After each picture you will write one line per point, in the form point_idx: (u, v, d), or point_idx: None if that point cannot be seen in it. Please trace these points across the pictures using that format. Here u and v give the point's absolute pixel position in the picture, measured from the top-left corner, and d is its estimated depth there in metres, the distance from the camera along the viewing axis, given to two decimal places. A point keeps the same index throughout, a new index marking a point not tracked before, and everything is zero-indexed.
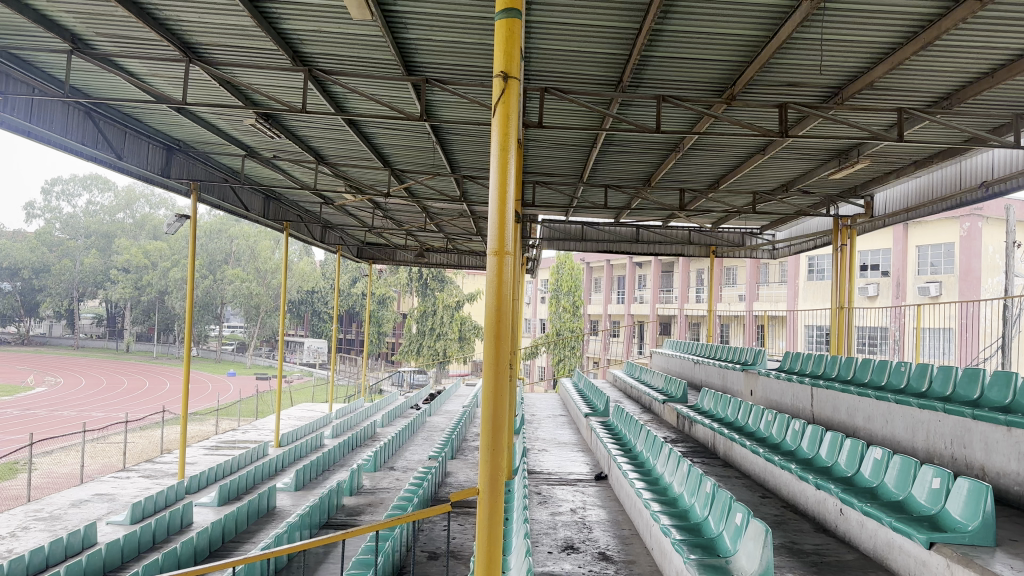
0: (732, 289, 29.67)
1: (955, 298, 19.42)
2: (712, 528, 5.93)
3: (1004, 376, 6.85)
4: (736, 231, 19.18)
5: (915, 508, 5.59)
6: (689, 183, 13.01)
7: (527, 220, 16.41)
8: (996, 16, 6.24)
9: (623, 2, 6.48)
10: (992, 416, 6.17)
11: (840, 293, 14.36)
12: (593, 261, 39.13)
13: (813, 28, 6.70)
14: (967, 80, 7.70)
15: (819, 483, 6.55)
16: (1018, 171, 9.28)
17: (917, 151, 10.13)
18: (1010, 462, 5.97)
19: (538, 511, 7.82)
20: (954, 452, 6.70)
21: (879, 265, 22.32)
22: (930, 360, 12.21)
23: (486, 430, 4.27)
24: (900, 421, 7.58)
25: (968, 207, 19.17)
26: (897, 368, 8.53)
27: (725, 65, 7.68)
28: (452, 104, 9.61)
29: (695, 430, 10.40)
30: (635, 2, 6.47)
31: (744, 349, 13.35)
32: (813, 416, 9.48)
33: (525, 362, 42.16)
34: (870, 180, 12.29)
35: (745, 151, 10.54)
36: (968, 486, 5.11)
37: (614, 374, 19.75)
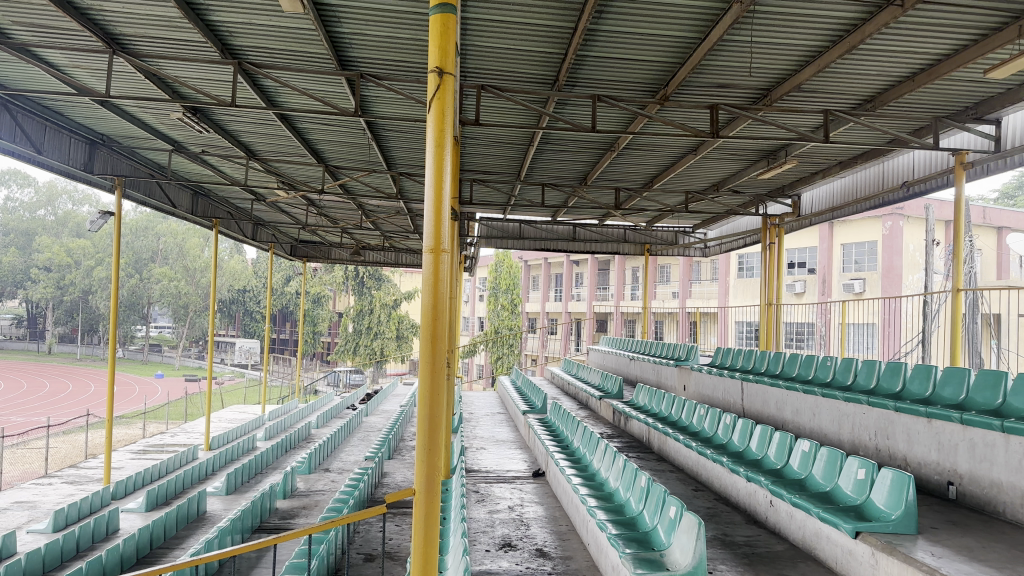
0: (667, 287, 30.25)
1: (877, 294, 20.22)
2: (646, 521, 6.02)
3: (924, 370, 7.14)
4: (670, 229, 19.52)
5: (841, 498, 5.78)
6: (624, 183, 13.18)
7: (464, 218, 16.32)
8: (917, 21, 6.50)
9: (574, 3, 6.52)
10: (914, 408, 6.45)
11: (770, 290, 14.67)
12: (531, 259, 39.32)
13: (745, 31, 6.84)
14: (888, 85, 8.00)
15: (749, 476, 6.72)
16: (936, 172, 9.66)
17: (842, 151, 10.46)
18: (931, 453, 6.27)
19: (476, 509, 7.79)
20: (878, 443, 6.95)
21: (806, 263, 23.01)
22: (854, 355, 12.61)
23: (423, 429, 4.25)
24: (826, 414, 7.83)
25: (890, 207, 20.00)
26: (824, 363, 8.78)
27: (658, 65, 7.79)
28: (386, 100, 9.48)
29: (630, 425, 10.53)
30: (584, 5, 6.52)
31: (677, 344, 13.58)
32: (743, 410, 9.71)
33: (463, 360, 42.16)
34: (797, 180, 12.63)
35: (677, 151, 10.73)
36: (891, 475, 5.32)
37: (551, 370, 19.87)
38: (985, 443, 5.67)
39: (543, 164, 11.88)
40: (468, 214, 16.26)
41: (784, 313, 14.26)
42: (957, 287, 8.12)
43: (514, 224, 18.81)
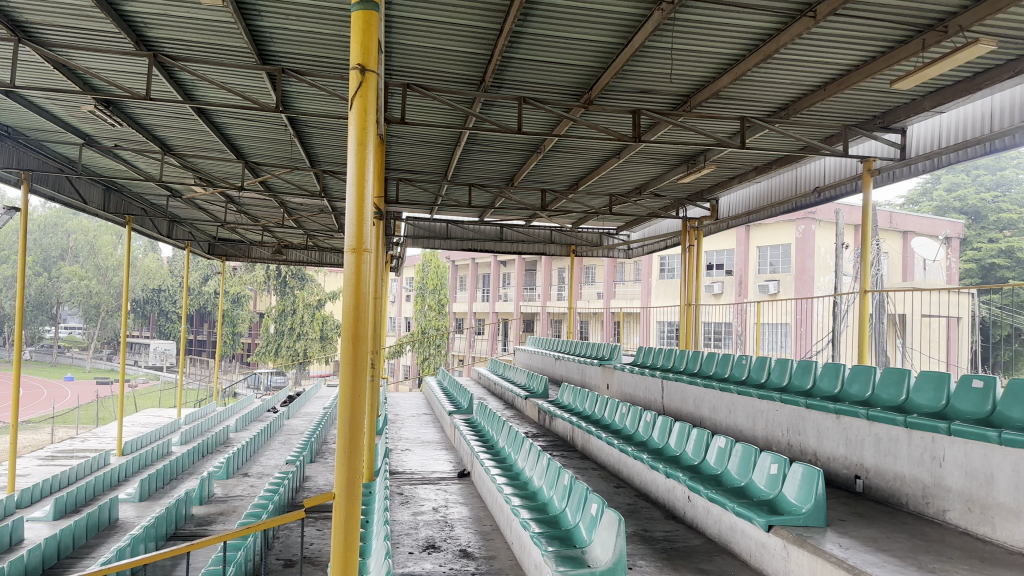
0: (592, 287, 30.67)
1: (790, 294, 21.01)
2: (569, 519, 6.09)
3: (833, 368, 7.44)
4: (595, 231, 19.79)
5: (755, 493, 5.97)
6: (550, 184, 13.29)
7: (390, 217, 16.17)
8: (828, 33, 6.77)
9: (497, 5, 6.54)
10: (824, 405, 6.71)
11: (690, 290, 15.04)
12: (458, 259, 39.28)
13: (667, 37, 6.99)
14: (801, 93, 8.30)
15: (668, 472, 6.86)
16: (845, 178, 10.08)
17: (758, 157, 10.81)
18: (839, 448, 6.55)
19: (400, 511, 7.72)
20: (790, 439, 7.22)
21: (724, 264, 23.67)
22: (768, 354, 13.05)
23: (343, 432, 4.18)
24: (741, 411, 8.08)
25: (803, 211, 20.81)
26: (739, 361, 9.04)
27: (582, 69, 7.88)
28: (309, 96, 9.31)
29: (555, 424, 10.62)
30: (507, 7, 6.56)
31: (601, 344, 13.78)
32: (663, 408, 9.93)
33: (389, 361, 41.81)
34: (716, 184, 12.98)
35: (602, 154, 10.89)
36: (801, 470, 5.53)
37: (476, 371, 19.89)
38: (889, 438, 5.97)
39: (468, 164, 11.87)
40: (394, 214, 16.12)
41: (703, 313, 14.63)
42: (865, 288, 8.48)
43: (440, 224, 18.71)
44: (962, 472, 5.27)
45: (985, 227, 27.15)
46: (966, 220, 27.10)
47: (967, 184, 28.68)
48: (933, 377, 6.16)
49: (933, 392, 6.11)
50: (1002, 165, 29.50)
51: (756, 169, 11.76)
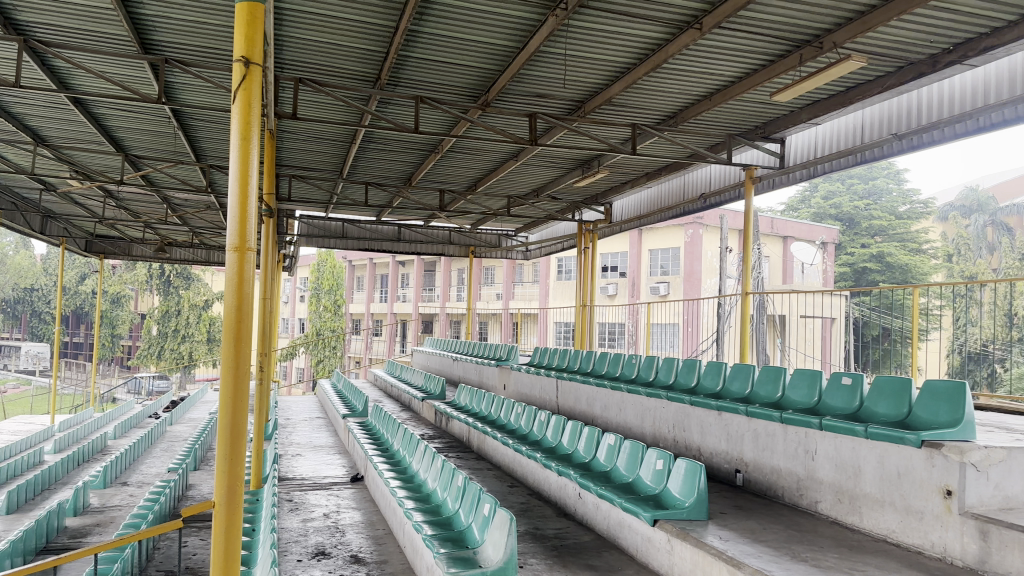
0: (490, 288, 30.83)
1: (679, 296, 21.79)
2: (462, 520, 6.08)
3: (716, 366, 7.74)
4: (493, 232, 19.89)
5: (642, 488, 6.14)
6: (448, 184, 13.27)
7: (282, 215, 15.74)
8: (713, 45, 7.04)
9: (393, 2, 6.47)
10: (707, 402, 6.97)
11: (585, 292, 15.33)
12: (355, 259, 38.68)
13: (561, 42, 7.09)
14: (689, 102, 8.60)
15: (560, 470, 6.96)
16: (729, 185, 10.51)
17: (649, 163, 11.13)
18: (721, 443, 6.82)
19: (289, 518, 7.52)
20: (676, 436, 7.47)
21: (617, 266, 24.25)
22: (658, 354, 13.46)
23: (223, 438, 4.03)
24: (630, 409, 8.30)
25: (691, 216, 21.63)
26: (630, 360, 9.27)
27: (478, 71, 7.91)
28: (195, 88, 8.96)
29: (450, 425, 10.61)
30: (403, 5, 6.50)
31: (499, 345, 13.85)
32: (558, 407, 10.09)
33: (281, 363, 40.72)
34: (609, 188, 13.28)
35: (499, 156, 10.95)
36: (684, 465, 5.72)
37: (372, 373, 19.63)
38: (766, 433, 6.27)
39: (365, 162, 11.70)
40: (287, 212, 15.70)
41: (597, 314, 14.94)
42: (747, 290, 8.86)
43: (336, 223, 18.35)
44: (832, 464, 5.59)
45: (859, 233, 28.49)
46: (840, 226, 28.75)
47: (841, 192, 30.34)
48: (806, 375, 6.51)
49: (806, 388, 6.47)
50: (873, 174, 31.20)
51: (647, 175, 12.11)
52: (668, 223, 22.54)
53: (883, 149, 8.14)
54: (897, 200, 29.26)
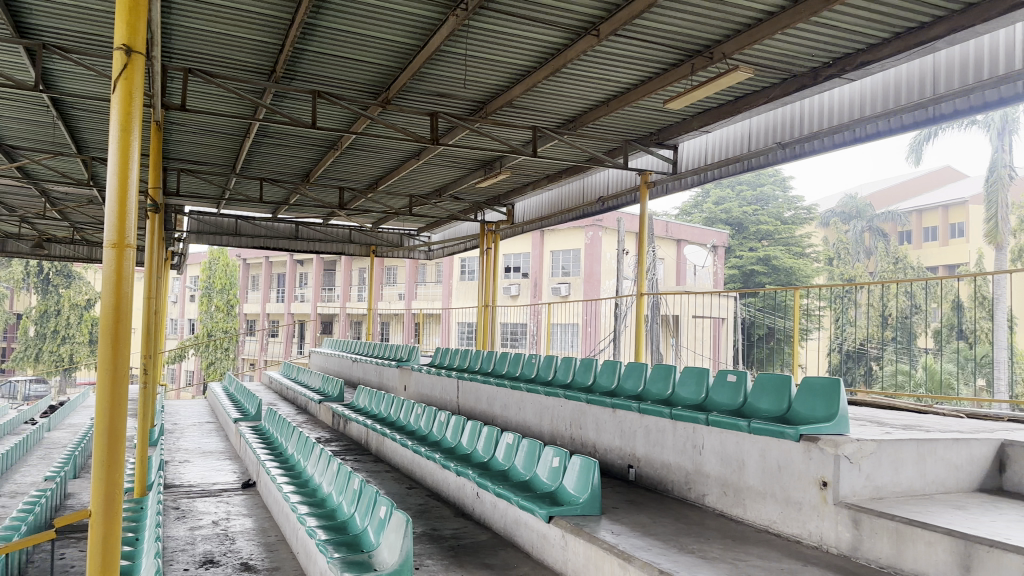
0: (392, 288, 30.52)
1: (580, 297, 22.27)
2: (357, 523, 5.99)
3: (611, 365, 7.91)
4: (394, 231, 19.70)
5: (538, 486, 6.19)
6: (347, 182, 13.06)
7: (171, 211, 15.11)
8: (610, 51, 7.19)
9: None
10: (602, 400, 7.12)
11: (487, 292, 15.38)
12: (250, 258, 37.49)
13: (461, 42, 7.09)
14: (587, 107, 8.75)
15: (458, 470, 6.94)
16: (626, 189, 10.77)
17: (549, 166, 11.28)
18: (615, 440, 6.98)
19: (175, 527, 7.22)
20: (572, 433, 7.60)
21: (520, 267, 24.43)
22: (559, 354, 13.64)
23: (100, 445, 3.83)
24: (529, 408, 8.39)
25: (591, 219, 22.21)
26: (529, 360, 9.36)
27: (377, 68, 7.81)
28: (76, 75, 8.48)
29: (348, 428, 10.44)
30: None
31: (400, 346, 13.72)
32: (458, 407, 10.09)
33: (171, 366, 39.07)
34: (511, 189, 13.38)
35: (400, 155, 10.86)
36: (579, 462, 5.81)
37: (268, 375, 19.10)
38: (658, 429, 6.46)
39: (261, 158, 11.37)
40: (176, 207, 15.07)
41: (499, 314, 15.00)
42: (642, 291, 9.09)
43: (229, 220, 17.76)
44: (718, 458, 5.81)
45: (746, 237, 30.36)
46: (731, 231, 29.95)
47: (731, 198, 31.58)
48: (696, 372, 6.74)
49: (695, 385, 6.70)
50: (761, 181, 32.34)
51: (548, 177, 12.27)
52: (569, 225, 22.92)
53: (769, 157, 8.53)
54: (783, 206, 30.74)
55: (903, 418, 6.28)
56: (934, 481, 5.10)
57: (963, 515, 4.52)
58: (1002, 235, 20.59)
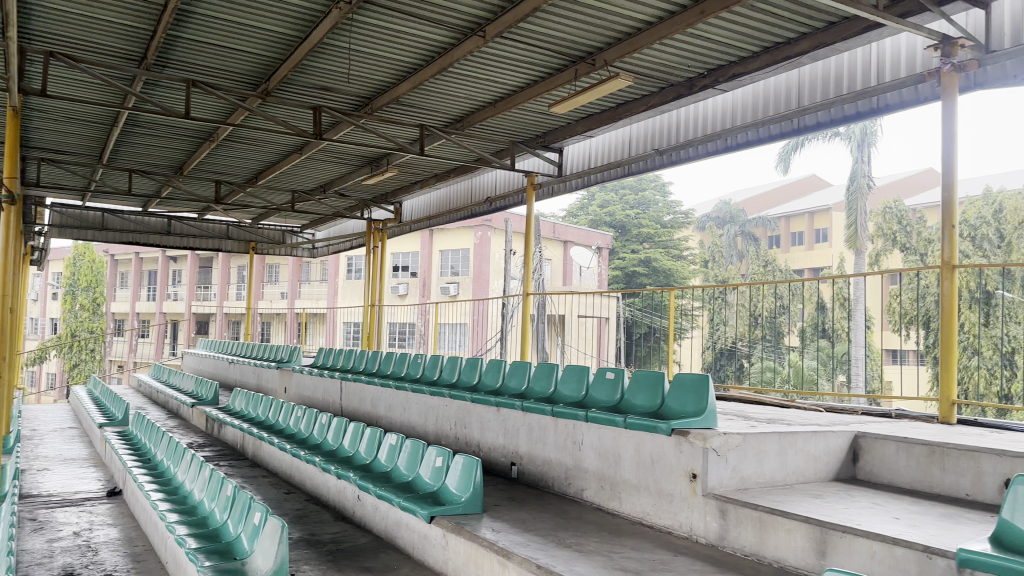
0: (274, 287, 29.63)
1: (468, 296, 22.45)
2: (231, 530, 5.77)
3: (496, 364, 7.96)
4: (276, 228, 19.13)
5: (420, 487, 6.14)
6: (226, 176, 12.57)
7: (30, 202, 14.10)
8: (496, 52, 7.24)
9: None
10: (486, 399, 7.17)
11: (373, 291, 15.17)
12: (118, 254, 35.45)
13: (344, 36, 6.96)
14: (474, 107, 8.79)
15: (338, 473, 6.80)
16: (513, 190, 10.88)
17: (437, 165, 11.25)
18: (498, 438, 7.04)
19: (30, 540, 6.75)
20: (456, 433, 7.61)
21: (408, 266, 24.27)
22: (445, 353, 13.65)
23: None
24: (414, 408, 8.34)
25: (480, 218, 22.25)
26: (414, 360, 9.30)
27: (258, 58, 7.57)
28: None
29: (224, 432, 10.06)
30: None
31: (280, 346, 13.33)
32: (341, 409, 9.92)
33: (28, 368, 36.49)
34: (398, 187, 13.25)
35: (282, 149, 10.55)
36: (461, 461, 5.80)
37: (138, 377, 18.16)
38: (539, 427, 6.56)
39: (132, 148, 10.77)
40: (36, 198, 14.08)
41: (385, 314, 14.84)
42: (528, 291, 9.19)
43: (94, 214, 16.71)
44: (596, 454, 5.96)
45: (629, 239, 31.44)
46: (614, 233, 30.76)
47: (615, 201, 32.44)
48: (576, 370, 6.87)
49: (576, 383, 6.83)
50: (643, 186, 33.08)
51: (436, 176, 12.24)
52: (458, 225, 22.96)
53: (648, 163, 8.84)
54: (662, 210, 31.84)
55: (767, 412, 6.61)
56: (795, 471, 5.33)
57: (819, 503, 4.82)
58: (861, 240, 22.05)
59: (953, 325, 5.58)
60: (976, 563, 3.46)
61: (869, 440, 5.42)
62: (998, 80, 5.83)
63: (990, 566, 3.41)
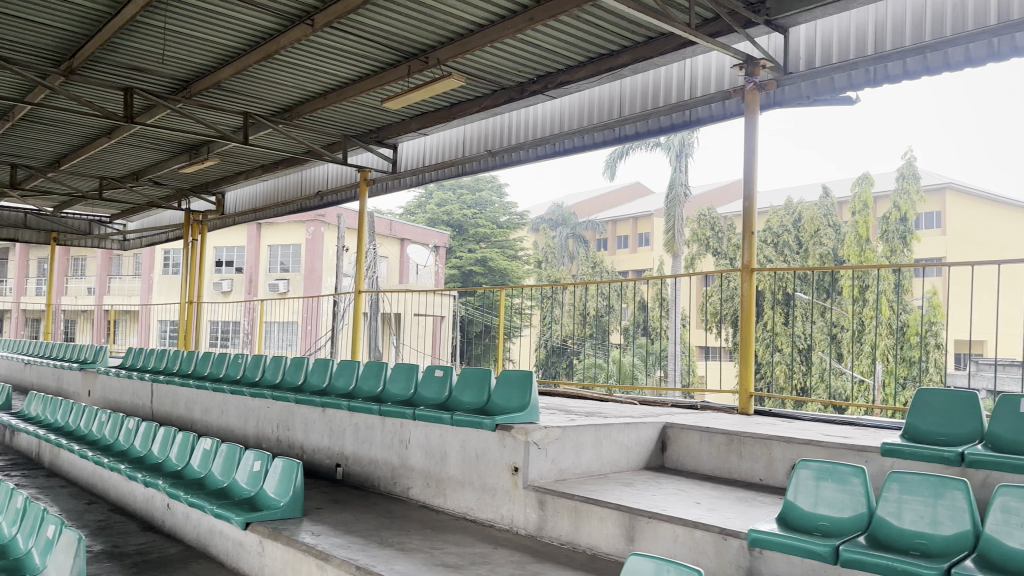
0: (81, 282, 27.42)
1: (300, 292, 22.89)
2: (18, 546, 5.24)
3: (322, 363, 7.76)
4: (82, 218, 17.63)
5: (236, 492, 5.86)
6: (22, 158, 11.45)
7: None
8: (325, 42, 7.05)
9: None
10: (311, 400, 6.97)
11: (192, 287, 14.47)
12: None
13: (159, 14, 6.53)
14: (303, 98, 8.54)
15: (146, 481, 6.37)
16: (345, 185, 10.69)
17: (264, 155, 10.82)
18: (322, 439, 6.88)
19: None
20: (279, 435, 7.36)
21: (234, 262, 24.02)
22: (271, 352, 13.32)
23: None
24: (233, 411, 7.98)
25: (313, 214, 22.86)
26: (234, 360, 8.91)
27: (60, 32, 6.94)
28: None
29: (16, 440, 9.17)
30: None
31: (85, 347, 12.29)
32: (153, 413, 9.33)
33: None
34: (221, 179, 12.64)
35: (90, 132, 9.74)
36: (280, 464, 5.59)
37: None
38: (366, 427, 6.47)
39: None
40: None
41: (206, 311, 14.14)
42: (359, 289, 9.04)
43: None
44: (423, 452, 5.95)
45: (466, 238, 31.81)
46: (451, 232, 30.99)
47: (451, 201, 32.72)
48: (404, 368, 6.82)
49: (404, 381, 6.78)
50: (480, 186, 33.40)
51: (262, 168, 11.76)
52: (287, 219, 23.18)
53: (480, 164, 8.97)
54: (499, 211, 32.35)
55: (586, 406, 6.87)
56: (609, 461, 5.56)
57: (630, 491, 5.06)
58: (678, 245, 23.62)
59: (751, 324, 6.00)
60: (763, 541, 3.90)
61: (676, 430, 5.76)
62: (793, 99, 6.40)
63: (776, 544, 3.86)
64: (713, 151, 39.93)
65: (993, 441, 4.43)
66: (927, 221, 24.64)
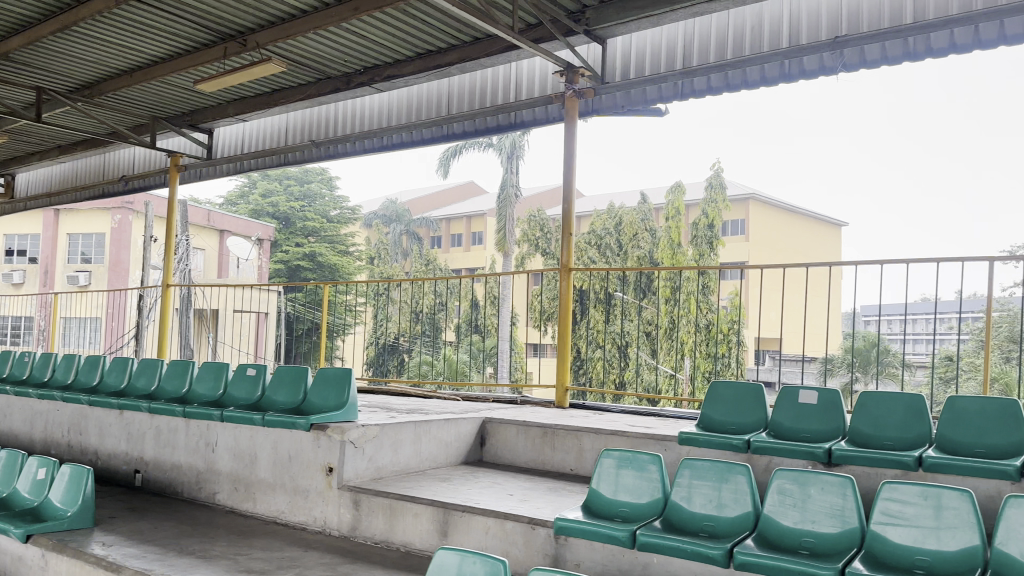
0: None
1: (103, 286, 21.78)
2: None
3: (121, 362, 7.25)
4: None
5: (16, 502, 5.35)
6: None
7: None
8: (131, 16, 6.55)
9: None
10: (107, 401, 6.50)
11: None
12: None
13: None
14: (106, 74, 7.91)
15: None
16: (157, 171, 10.06)
17: (62, 135, 9.94)
18: (119, 443, 6.43)
19: None
20: (70, 440, 6.81)
21: (26, 251, 22.72)
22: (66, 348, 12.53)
23: None
24: (17, 414, 7.29)
25: (119, 201, 21.62)
26: (20, 359, 8.15)
27: None
28: None
29: None
30: None
31: None
32: None
33: None
34: (9, 159, 11.48)
35: None
36: (69, 471, 5.16)
37: None
38: (169, 429, 6.11)
39: None
40: None
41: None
42: (168, 282, 8.50)
43: None
44: (230, 454, 5.70)
45: (294, 232, 30.81)
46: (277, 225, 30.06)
47: (278, 191, 31.64)
48: (213, 368, 6.49)
49: (213, 381, 6.45)
50: (308, 178, 32.45)
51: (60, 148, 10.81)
52: (89, 207, 22.04)
53: (302, 154, 8.75)
54: (329, 204, 31.67)
55: (407, 403, 6.83)
56: (427, 458, 5.56)
57: (444, 485, 5.08)
58: (509, 244, 24.24)
59: (568, 322, 6.19)
60: (569, 529, 4.10)
61: (494, 424, 5.87)
62: (610, 108, 6.70)
63: (581, 532, 4.05)
64: (541, 153, 41.56)
65: (775, 429, 4.86)
66: (733, 228, 27.07)
